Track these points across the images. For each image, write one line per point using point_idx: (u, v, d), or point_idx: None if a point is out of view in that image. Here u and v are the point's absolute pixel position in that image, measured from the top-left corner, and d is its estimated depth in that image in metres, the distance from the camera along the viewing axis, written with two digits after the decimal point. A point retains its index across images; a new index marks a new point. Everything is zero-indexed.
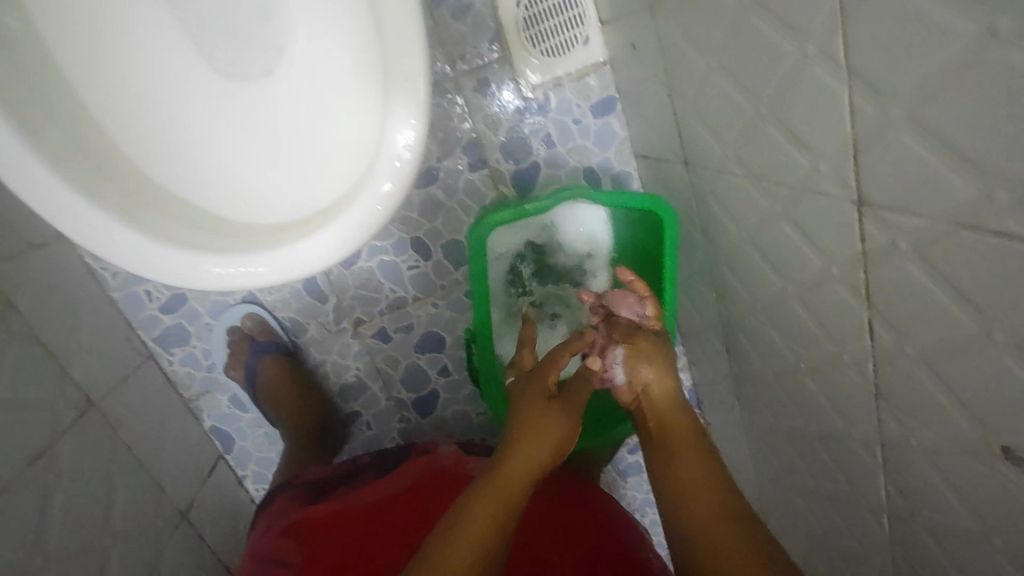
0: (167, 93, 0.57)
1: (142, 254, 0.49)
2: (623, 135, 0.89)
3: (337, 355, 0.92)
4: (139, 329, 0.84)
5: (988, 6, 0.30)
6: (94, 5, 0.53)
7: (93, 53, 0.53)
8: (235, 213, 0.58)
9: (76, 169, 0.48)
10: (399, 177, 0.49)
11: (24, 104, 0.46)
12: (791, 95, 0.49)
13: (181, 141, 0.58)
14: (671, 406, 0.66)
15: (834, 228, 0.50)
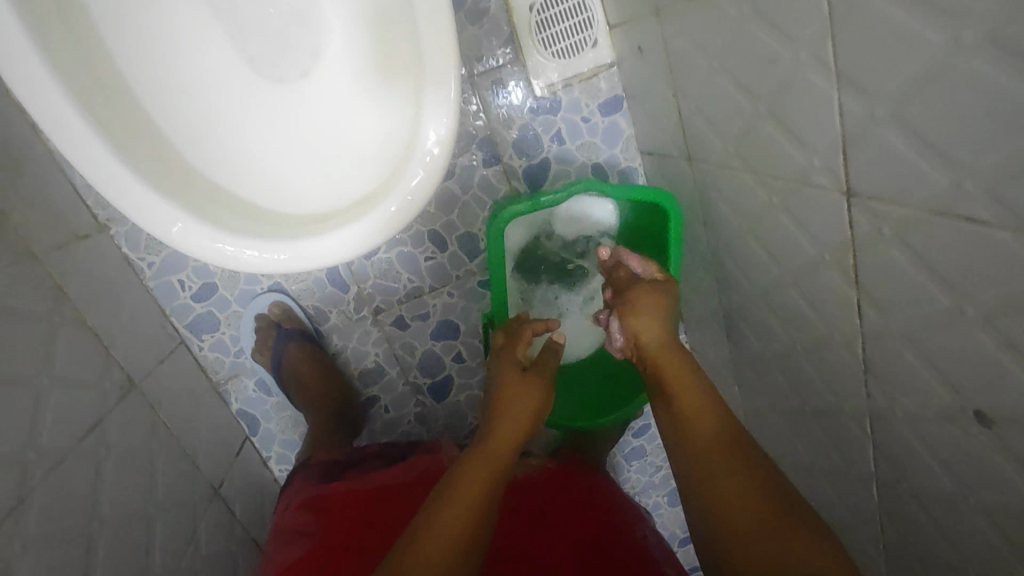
0: (215, 94, 0.62)
1: (193, 238, 0.53)
2: (629, 132, 0.94)
3: (357, 342, 0.97)
4: (172, 316, 0.89)
5: (954, 20, 0.35)
6: (152, 18, 0.59)
7: (148, 55, 0.59)
8: (275, 202, 0.62)
9: (141, 163, 0.53)
10: (430, 166, 0.54)
11: (96, 104, 0.51)
12: (786, 96, 0.54)
13: (227, 138, 0.62)
14: (671, 355, 0.69)
15: (826, 218, 0.55)
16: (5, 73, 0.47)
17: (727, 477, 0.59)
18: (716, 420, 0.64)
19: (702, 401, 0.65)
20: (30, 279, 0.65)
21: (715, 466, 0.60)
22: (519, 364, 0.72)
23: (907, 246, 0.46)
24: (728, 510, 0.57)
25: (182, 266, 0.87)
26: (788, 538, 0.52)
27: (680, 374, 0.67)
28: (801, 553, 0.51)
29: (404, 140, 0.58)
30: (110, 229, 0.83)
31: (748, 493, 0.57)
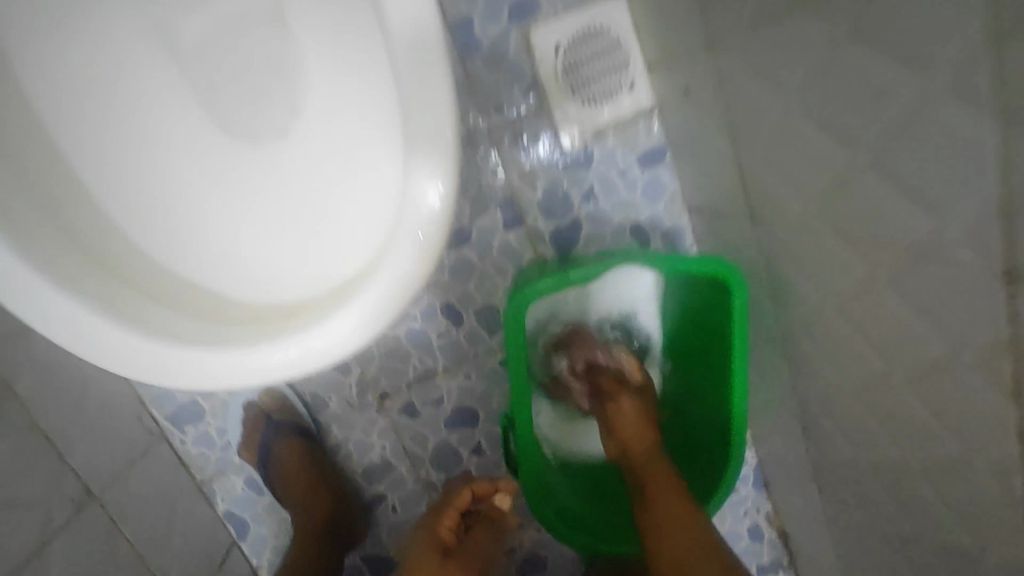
0: (183, 174, 0.55)
1: (133, 352, 0.44)
2: (674, 188, 0.81)
3: (361, 433, 0.83)
4: (151, 407, 0.78)
5: None
6: (110, 98, 0.53)
7: (100, 139, 0.52)
8: (252, 293, 0.53)
9: (76, 268, 0.45)
10: (425, 251, 0.42)
11: (26, 206, 0.45)
12: (907, 142, 0.39)
13: (198, 221, 0.54)
14: (656, 469, 0.69)
15: (965, 307, 0.40)
16: None
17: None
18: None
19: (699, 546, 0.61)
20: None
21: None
22: (444, 549, 0.67)
23: None
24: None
25: None
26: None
27: (666, 497, 0.66)
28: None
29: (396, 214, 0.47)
30: None
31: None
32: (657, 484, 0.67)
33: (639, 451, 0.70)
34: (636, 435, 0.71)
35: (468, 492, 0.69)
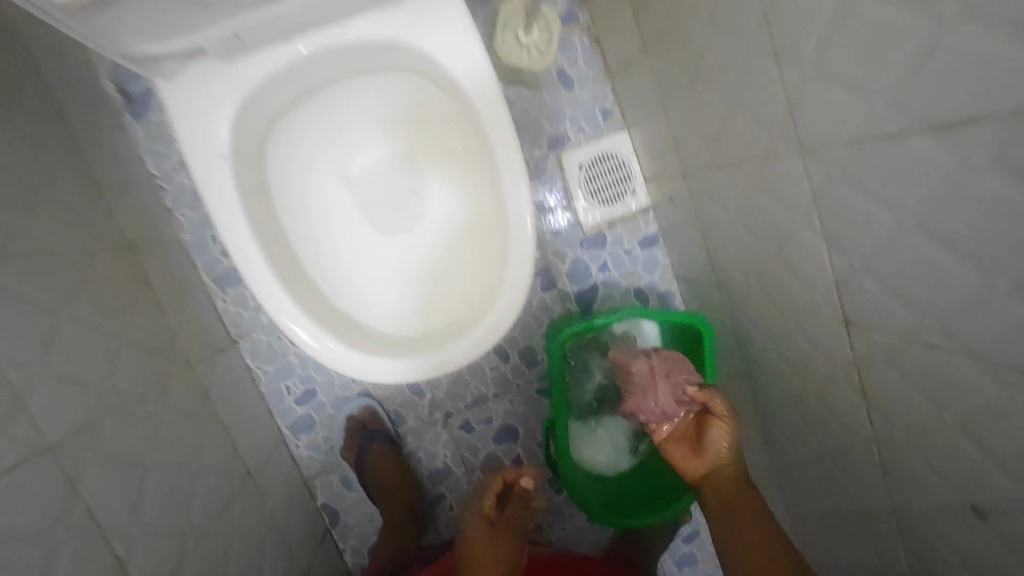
0: (350, 236, 0.78)
1: (357, 358, 0.66)
2: (666, 263, 1.10)
3: (429, 443, 1.09)
4: (278, 417, 1.04)
5: (894, 209, 0.49)
6: (304, 186, 0.76)
7: (303, 215, 0.75)
8: (406, 315, 0.75)
9: (311, 304, 0.67)
10: (531, 255, 0.66)
11: (282, 263, 0.67)
12: (789, 245, 0.68)
13: (362, 268, 0.77)
14: (740, 494, 0.69)
15: (830, 341, 0.67)
16: (230, 251, 0.63)
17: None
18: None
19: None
20: (187, 385, 0.83)
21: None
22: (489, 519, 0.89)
23: (896, 368, 0.58)
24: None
25: (290, 373, 1.04)
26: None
27: (756, 536, 0.66)
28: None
29: (500, 237, 0.70)
30: (238, 342, 1.01)
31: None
32: (744, 514, 0.67)
33: (716, 471, 0.70)
34: (721, 457, 0.70)
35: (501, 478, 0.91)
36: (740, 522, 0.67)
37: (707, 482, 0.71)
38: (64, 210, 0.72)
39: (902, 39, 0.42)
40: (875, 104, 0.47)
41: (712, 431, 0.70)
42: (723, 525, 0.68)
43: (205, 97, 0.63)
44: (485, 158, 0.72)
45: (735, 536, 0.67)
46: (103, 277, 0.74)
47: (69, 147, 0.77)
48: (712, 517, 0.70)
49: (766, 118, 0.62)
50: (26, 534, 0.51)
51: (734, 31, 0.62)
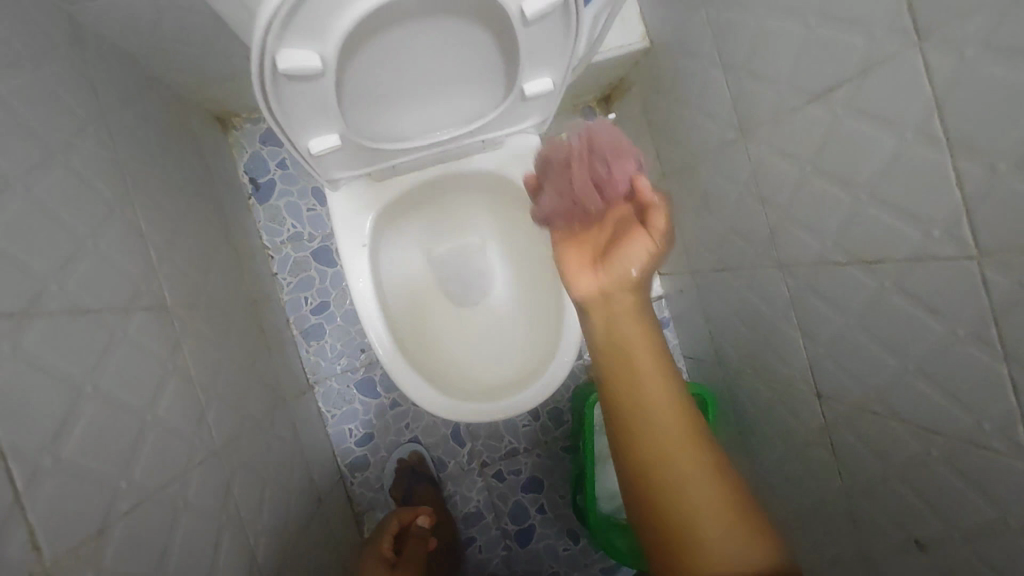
0: (436, 300, 0.99)
1: (441, 400, 0.85)
2: (674, 343, 1.31)
3: (465, 488, 1.24)
4: (338, 456, 1.21)
5: (845, 311, 0.71)
6: (407, 257, 0.97)
7: (404, 281, 0.96)
8: (475, 368, 0.95)
9: (409, 355, 0.88)
10: (581, 334, 0.86)
11: (390, 320, 0.89)
12: (774, 333, 0.89)
13: (446, 327, 0.98)
14: (632, 323, 0.59)
15: (806, 411, 0.86)
16: (361, 314, 0.84)
17: (695, 502, 0.51)
18: (718, 473, 0.53)
19: (692, 436, 0.54)
20: (282, 417, 1.00)
21: (688, 498, 0.51)
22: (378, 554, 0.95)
23: (853, 430, 0.76)
24: (679, 517, 0.51)
25: (354, 417, 1.21)
26: (732, 529, 0.49)
27: (654, 376, 0.56)
28: (757, 549, 0.49)
29: (555, 319, 0.91)
30: (315, 388, 1.20)
31: (719, 521, 0.50)
32: (636, 352, 0.57)
33: (613, 293, 0.62)
34: (623, 280, 0.61)
35: (393, 518, 1.01)
36: (635, 358, 0.57)
37: (607, 298, 0.62)
38: (222, 271, 0.94)
39: (842, 205, 0.66)
40: (827, 241, 0.70)
41: (630, 242, 0.62)
42: (611, 365, 0.58)
43: (357, 198, 0.84)
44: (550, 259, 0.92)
45: (629, 375, 0.56)
46: (239, 323, 0.95)
47: (223, 223, 1.00)
48: (598, 350, 0.60)
49: (756, 239, 0.86)
50: (210, 512, 0.68)
51: (732, 178, 0.87)
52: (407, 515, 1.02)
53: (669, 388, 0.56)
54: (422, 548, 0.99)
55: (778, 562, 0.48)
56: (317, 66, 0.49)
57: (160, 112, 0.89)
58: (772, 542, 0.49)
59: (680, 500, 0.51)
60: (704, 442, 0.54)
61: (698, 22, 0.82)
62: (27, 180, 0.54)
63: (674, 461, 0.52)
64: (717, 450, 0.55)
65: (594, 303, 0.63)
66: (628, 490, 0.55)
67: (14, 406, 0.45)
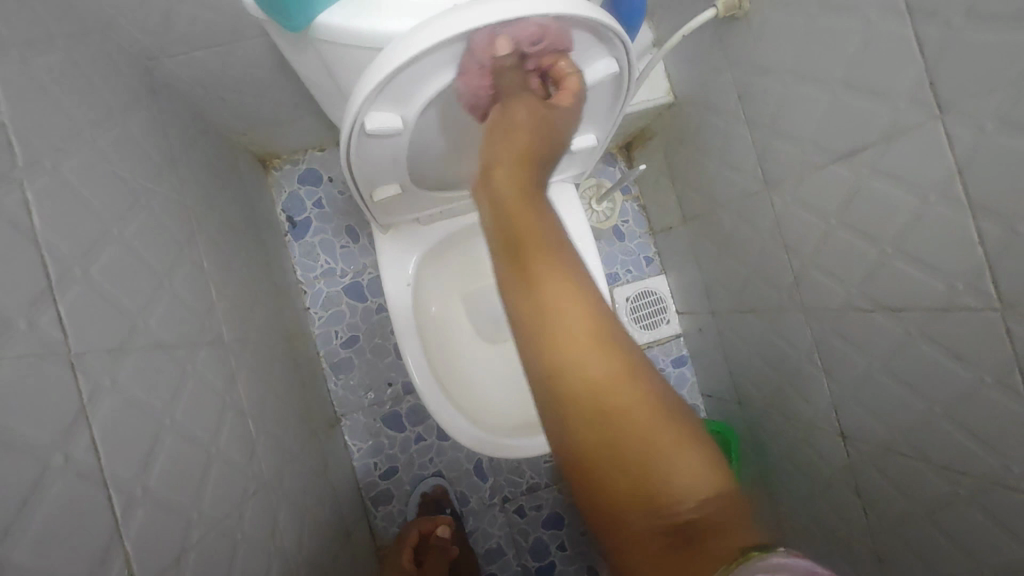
0: (469, 336, 1.03)
1: (477, 436, 0.88)
2: (692, 381, 1.34)
3: (487, 524, 1.25)
4: (363, 489, 1.21)
5: (871, 355, 0.75)
6: (443, 294, 1.01)
7: (440, 318, 1.00)
8: (507, 404, 0.99)
9: (447, 390, 0.92)
10: None
11: (429, 357, 0.92)
12: (797, 374, 0.92)
13: (479, 363, 1.01)
14: (529, 225, 0.47)
15: (831, 450, 0.89)
16: (404, 351, 0.88)
17: (619, 438, 0.40)
18: (645, 391, 0.42)
19: (607, 354, 0.43)
20: (315, 450, 1.02)
21: (619, 433, 0.40)
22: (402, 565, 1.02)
23: (880, 470, 0.79)
24: (600, 459, 0.40)
25: (379, 450, 1.23)
26: (673, 459, 0.39)
27: (557, 288, 0.44)
28: (702, 478, 0.38)
29: None
30: (343, 421, 1.22)
31: (651, 453, 0.39)
32: (529, 246, 0.46)
33: (512, 188, 0.49)
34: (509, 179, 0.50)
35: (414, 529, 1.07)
36: (534, 274, 0.45)
37: (505, 192, 0.49)
38: (265, 306, 0.97)
39: (867, 256, 0.70)
40: (852, 289, 0.74)
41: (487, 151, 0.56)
42: (511, 281, 0.46)
43: (401, 243, 0.89)
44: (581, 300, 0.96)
45: (529, 292, 0.45)
46: (279, 357, 0.98)
47: (265, 259, 1.04)
48: (497, 264, 0.48)
49: (779, 284, 0.90)
50: (260, 545, 0.70)
51: (756, 226, 0.92)
52: (429, 524, 1.08)
53: (576, 299, 0.44)
54: (442, 558, 1.05)
55: (724, 490, 0.38)
56: (398, 126, 0.55)
57: (215, 155, 0.94)
58: (715, 466, 0.40)
59: (598, 437, 0.41)
60: (623, 356, 0.43)
61: (724, 83, 0.89)
62: (120, 225, 0.58)
63: (588, 387, 0.42)
64: (640, 363, 0.43)
65: (496, 199, 0.50)
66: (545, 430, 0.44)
67: (114, 439, 0.48)
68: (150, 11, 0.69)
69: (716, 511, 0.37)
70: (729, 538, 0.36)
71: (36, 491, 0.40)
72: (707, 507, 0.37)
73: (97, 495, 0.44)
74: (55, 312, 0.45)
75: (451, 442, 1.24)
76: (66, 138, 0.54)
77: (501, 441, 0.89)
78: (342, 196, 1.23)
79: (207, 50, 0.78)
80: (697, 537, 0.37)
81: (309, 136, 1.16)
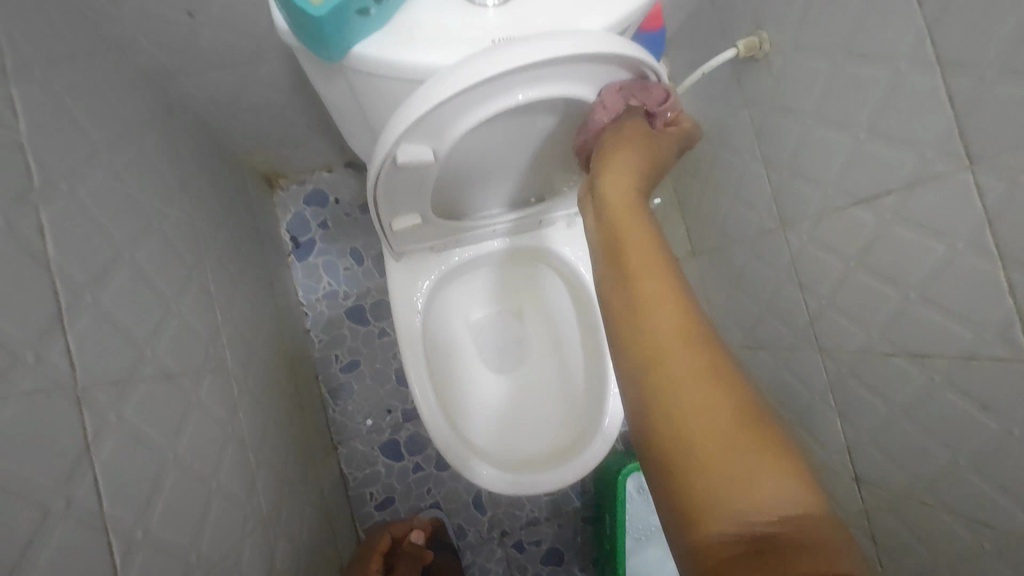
0: (475, 370, 1.01)
1: (480, 468, 0.85)
2: None
3: (485, 558, 1.20)
4: (358, 519, 1.17)
5: (889, 400, 0.74)
6: (452, 325, 1.00)
7: (449, 349, 0.98)
8: (512, 438, 0.95)
9: (453, 421, 0.89)
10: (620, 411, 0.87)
11: (438, 385, 0.90)
12: (808, 415, 0.91)
13: (484, 396, 0.99)
14: (640, 245, 0.56)
15: (845, 494, 0.87)
16: (411, 382, 0.85)
17: (705, 439, 0.45)
18: (736, 408, 0.46)
19: (705, 368, 0.48)
20: (313, 479, 0.98)
21: (701, 433, 0.45)
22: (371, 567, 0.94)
23: (897, 516, 0.77)
24: (687, 462, 0.45)
25: (375, 480, 1.19)
26: (763, 468, 0.42)
27: (659, 304, 0.52)
28: (786, 492, 0.41)
29: (593, 396, 0.92)
30: (339, 448, 1.18)
31: (738, 452, 0.43)
32: (633, 262, 0.55)
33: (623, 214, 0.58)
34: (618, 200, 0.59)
35: (386, 533, 1.01)
36: (637, 284, 0.54)
37: (616, 214, 0.58)
38: (268, 329, 0.95)
39: (889, 301, 0.70)
40: (871, 331, 0.74)
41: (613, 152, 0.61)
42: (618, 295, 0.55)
43: (415, 272, 0.88)
44: (589, 337, 0.94)
45: (629, 298, 0.54)
46: (280, 381, 0.95)
47: (269, 281, 1.02)
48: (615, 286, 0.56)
49: (793, 321, 0.89)
50: None
51: (770, 263, 0.92)
52: (402, 528, 1.03)
53: (677, 317, 0.51)
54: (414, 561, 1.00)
55: (810, 511, 0.40)
56: (429, 158, 0.55)
57: (225, 173, 0.92)
58: (805, 483, 0.42)
59: (688, 440, 0.45)
60: (720, 373, 0.48)
61: (741, 121, 0.89)
62: (131, 248, 0.56)
63: (683, 397, 0.47)
64: (737, 382, 0.48)
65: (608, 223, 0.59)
66: (637, 431, 0.50)
67: (118, 479, 0.45)
68: (172, 31, 0.68)
69: (797, 528, 0.40)
70: (810, 562, 0.37)
71: (37, 540, 0.37)
72: (789, 522, 0.40)
73: (97, 545, 0.41)
74: (62, 343, 0.43)
75: (450, 471, 1.21)
76: (82, 159, 0.52)
77: (505, 475, 0.86)
78: (349, 218, 1.22)
79: (224, 70, 0.77)
80: (778, 550, 0.39)
81: (317, 156, 1.14)
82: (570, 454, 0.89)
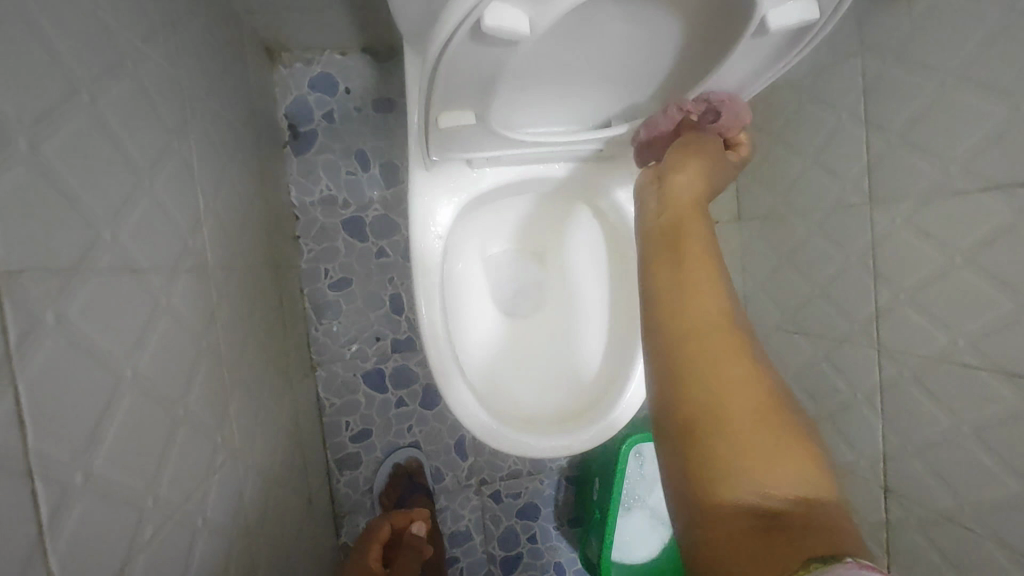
0: (480, 309, 0.88)
1: (478, 417, 0.74)
2: None
3: (458, 506, 1.14)
4: (329, 448, 1.08)
5: (956, 418, 0.66)
6: (467, 254, 0.87)
7: (460, 278, 0.85)
8: (507, 392, 0.84)
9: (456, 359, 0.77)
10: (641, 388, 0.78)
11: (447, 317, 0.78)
12: (843, 414, 0.84)
13: (485, 339, 0.87)
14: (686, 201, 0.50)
15: (868, 501, 0.81)
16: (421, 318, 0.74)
17: (727, 411, 0.38)
18: (762, 389, 0.39)
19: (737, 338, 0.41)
20: (289, 403, 0.87)
21: (726, 404, 0.38)
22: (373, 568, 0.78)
23: (927, 536, 0.72)
24: (699, 423, 0.38)
25: (354, 410, 1.09)
26: (782, 449, 0.36)
27: (697, 254, 0.46)
28: (801, 480, 0.35)
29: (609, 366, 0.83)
30: (318, 371, 1.07)
31: (753, 425, 0.37)
32: (686, 223, 0.49)
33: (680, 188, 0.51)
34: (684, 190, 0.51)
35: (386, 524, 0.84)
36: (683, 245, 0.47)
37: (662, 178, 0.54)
38: (255, 227, 0.80)
39: (993, 308, 0.61)
40: (959, 338, 0.65)
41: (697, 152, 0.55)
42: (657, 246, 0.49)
43: (441, 188, 0.76)
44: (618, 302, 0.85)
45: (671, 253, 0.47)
46: (264, 289, 0.81)
47: (261, 170, 0.86)
48: (655, 257, 0.48)
49: (853, 312, 0.80)
50: (226, 530, 0.56)
51: (839, 243, 0.81)
52: (404, 517, 0.85)
53: (719, 288, 0.44)
54: (417, 558, 0.79)
55: (824, 500, 0.35)
56: (523, 32, 0.41)
57: (221, 28, 0.74)
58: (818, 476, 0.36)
59: (702, 402, 0.39)
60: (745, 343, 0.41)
61: (848, 71, 0.76)
62: (93, 88, 0.41)
63: (703, 360, 0.40)
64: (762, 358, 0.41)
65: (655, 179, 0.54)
66: (660, 371, 0.43)
67: (52, 405, 0.33)
68: None
69: (806, 512, 0.34)
70: (815, 547, 0.32)
71: None
72: (797, 506, 0.35)
73: (14, 495, 0.29)
74: None
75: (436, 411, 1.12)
76: None
77: (500, 429, 0.75)
78: (358, 114, 1.05)
79: None
80: (784, 531, 0.33)
81: (331, 31, 0.95)
82: (574, 423, 0.79)
